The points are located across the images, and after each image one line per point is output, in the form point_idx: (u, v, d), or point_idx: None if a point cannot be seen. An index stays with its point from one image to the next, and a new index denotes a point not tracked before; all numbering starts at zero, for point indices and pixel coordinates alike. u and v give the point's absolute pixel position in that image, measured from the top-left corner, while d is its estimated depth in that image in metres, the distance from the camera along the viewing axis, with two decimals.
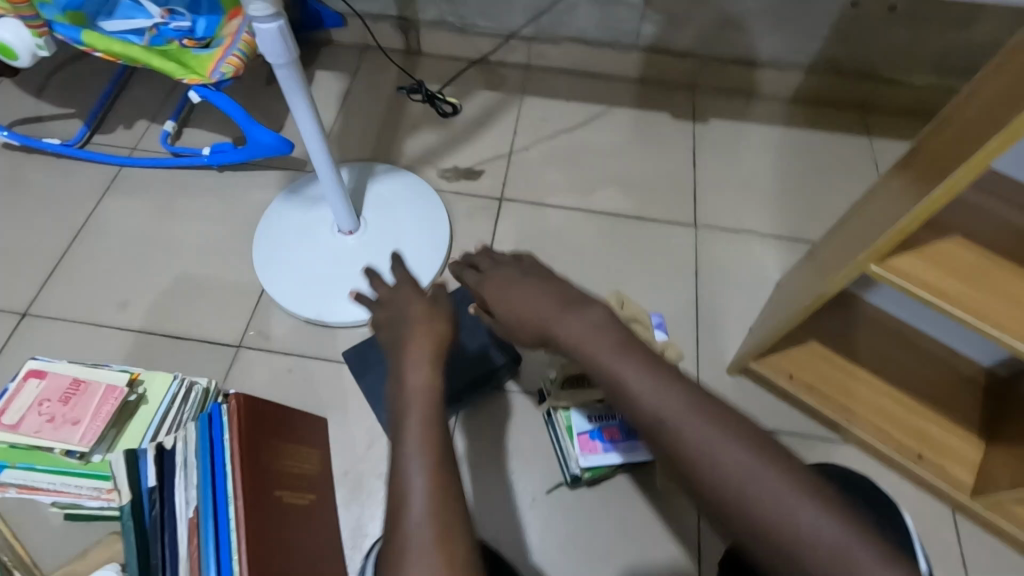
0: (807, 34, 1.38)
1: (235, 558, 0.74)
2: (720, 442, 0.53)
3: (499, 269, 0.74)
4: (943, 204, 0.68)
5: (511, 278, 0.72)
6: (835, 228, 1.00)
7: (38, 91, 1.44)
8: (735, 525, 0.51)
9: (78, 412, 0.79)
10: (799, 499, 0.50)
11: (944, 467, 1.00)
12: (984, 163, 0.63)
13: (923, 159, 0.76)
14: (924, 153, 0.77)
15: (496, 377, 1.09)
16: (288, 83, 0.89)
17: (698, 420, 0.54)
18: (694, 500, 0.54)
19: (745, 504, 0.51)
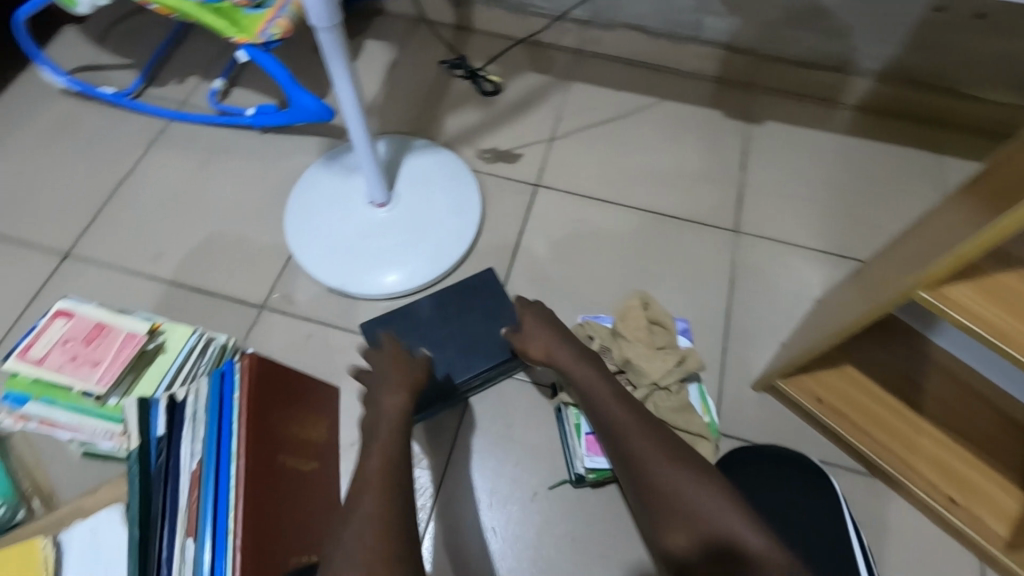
0: (882, 39, 1.28)
1: (231, 516, 0.74)
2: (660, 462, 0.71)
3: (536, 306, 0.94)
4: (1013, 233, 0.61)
5: (544, 316, 0.92)
6: (889, 248, 0.93)
7: (100, 39, 1.48)
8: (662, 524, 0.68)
9: (100, 353, 0.81)
10: (710, 506, 0.66)
11: (977, 514, 0.93)
12: None
13: (998, 181, 0.69)
14: (1000, 175, 0.70)
15: (508, 367, 1.08)
16: (330, 47, 0.88)
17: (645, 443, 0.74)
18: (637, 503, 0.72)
19: (669, 508, 0.68)
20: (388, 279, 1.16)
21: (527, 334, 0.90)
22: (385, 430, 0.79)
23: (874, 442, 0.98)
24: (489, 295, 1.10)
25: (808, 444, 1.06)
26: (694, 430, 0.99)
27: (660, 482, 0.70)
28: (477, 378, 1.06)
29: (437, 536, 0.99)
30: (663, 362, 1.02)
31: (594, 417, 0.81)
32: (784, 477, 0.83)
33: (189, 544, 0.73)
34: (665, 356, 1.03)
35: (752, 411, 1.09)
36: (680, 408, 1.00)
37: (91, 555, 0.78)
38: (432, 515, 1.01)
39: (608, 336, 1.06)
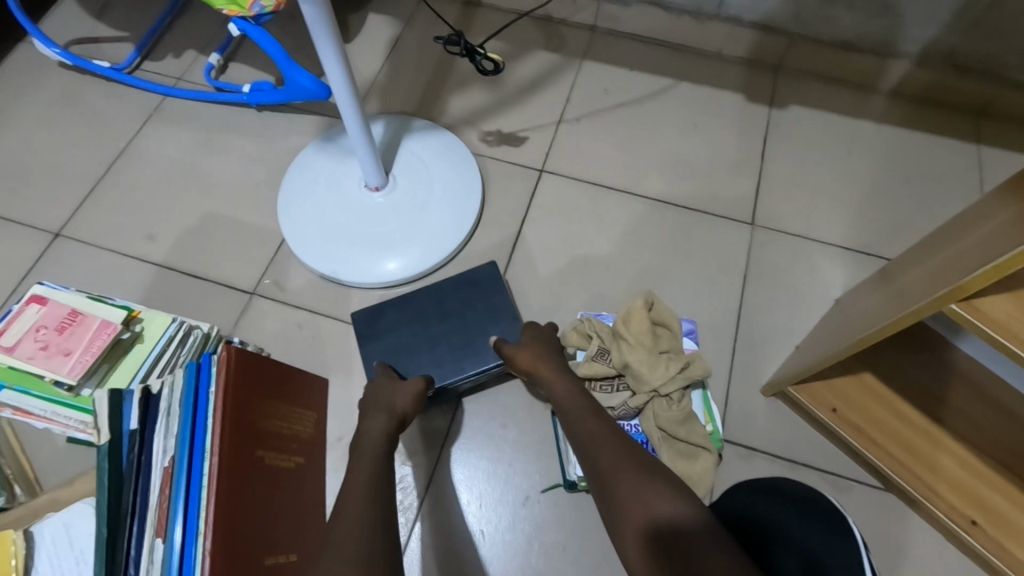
0: (923, 18, 1.18)
1: (202, 516, 0.72)
2: (630, 474, 0.72)
3: (529, 325, 0.98)
4: None
5: (534, 333, 0.96)
6: (921, 250, 0.84)
7: (98, 11, 1.43)
8: (627, 530, 0.67)
9: (71, 343, 0.80)
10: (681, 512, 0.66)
11: (1001, 541, 0.86)
12: None
13: None
14: None
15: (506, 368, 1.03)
16: (314, 21, 0.81)
17: (616, 456, 0.75)
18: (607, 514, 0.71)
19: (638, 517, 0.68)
20: (383, 268, 1.12)
21: (516, 346, 0.94)
22: (378, 450, 0.81)
23: (891, 458, 0.91)
24: (486, 291, 1.05)
25: (820, 454, 1.00)
26: (695, 441, 0.95)
27: (621, 488, 0.71)
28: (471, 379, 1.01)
29: (423, 537, 0.96)
30: (666, 369, 0.96)
31: (571, 434, 0.82)
32: (787, 502, 0.72)
33: (158, 545, 0.71)
34: (668, 362, 0.97)
35: (761, 417, 1.03)
36: (682, 419, 0.95)
37: (64, 552, 0.77)
38: (418, 515, 0.97)
39: (609, 336, 1.00)
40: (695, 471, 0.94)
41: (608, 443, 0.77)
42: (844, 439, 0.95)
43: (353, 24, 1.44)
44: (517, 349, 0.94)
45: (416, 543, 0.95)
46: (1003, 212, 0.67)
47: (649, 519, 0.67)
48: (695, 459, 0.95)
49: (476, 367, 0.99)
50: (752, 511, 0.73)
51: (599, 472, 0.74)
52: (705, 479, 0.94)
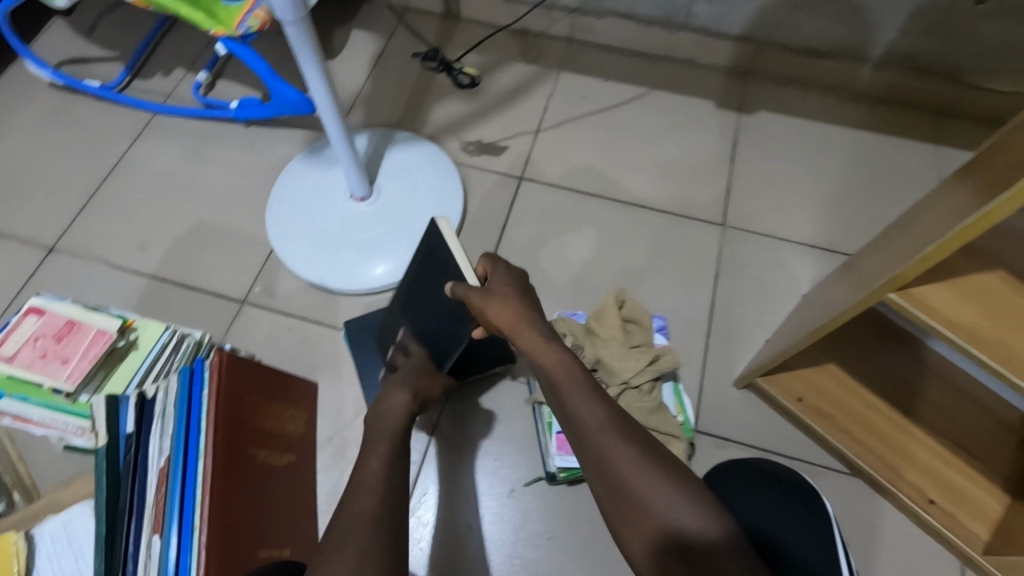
0: (879, 24, 1.24)
1: (197, 511, 0.75)
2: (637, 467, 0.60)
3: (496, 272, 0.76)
4: (979, 232, 0.60)
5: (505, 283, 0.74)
6: (880, 242, 0.88)
7: (88, 31, 1.47)
8: (637, 532, 0.58)
9: (68, 351, 0.84)
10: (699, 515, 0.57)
11: (955, 518, 0.92)
12: None
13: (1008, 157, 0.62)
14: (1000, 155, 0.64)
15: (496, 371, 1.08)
16: (297, 40, 0.86)
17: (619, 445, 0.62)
18: (609, 511, 0.61)
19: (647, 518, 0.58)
20: (370, 273, 1.16)
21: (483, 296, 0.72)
22: None
23: (855, 442, 0.97)
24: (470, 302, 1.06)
25: (791, 441, 1.04)
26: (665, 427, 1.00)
27: (628, 485, 0.60)
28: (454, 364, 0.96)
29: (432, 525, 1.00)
30: (636, 362, 1.01)
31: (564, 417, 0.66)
32: (777, 497, 0.75)
33: (155, 541, 0.74)
34: (639, 355, 1.02)
35: (734, 409, 1.07)
36: (654, 408, 0.99)
37: (64, 550, 0.80)
38: (417, 507, 1.01)
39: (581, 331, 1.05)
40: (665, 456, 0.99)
41: (608, 430, 0.63)
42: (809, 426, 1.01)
43: (336, 39, 1.49)
44: (494, 301, 0.71)
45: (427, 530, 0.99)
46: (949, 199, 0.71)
47: (646, 520, 0.58)
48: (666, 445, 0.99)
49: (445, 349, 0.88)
50: (748, 508, 0.75)
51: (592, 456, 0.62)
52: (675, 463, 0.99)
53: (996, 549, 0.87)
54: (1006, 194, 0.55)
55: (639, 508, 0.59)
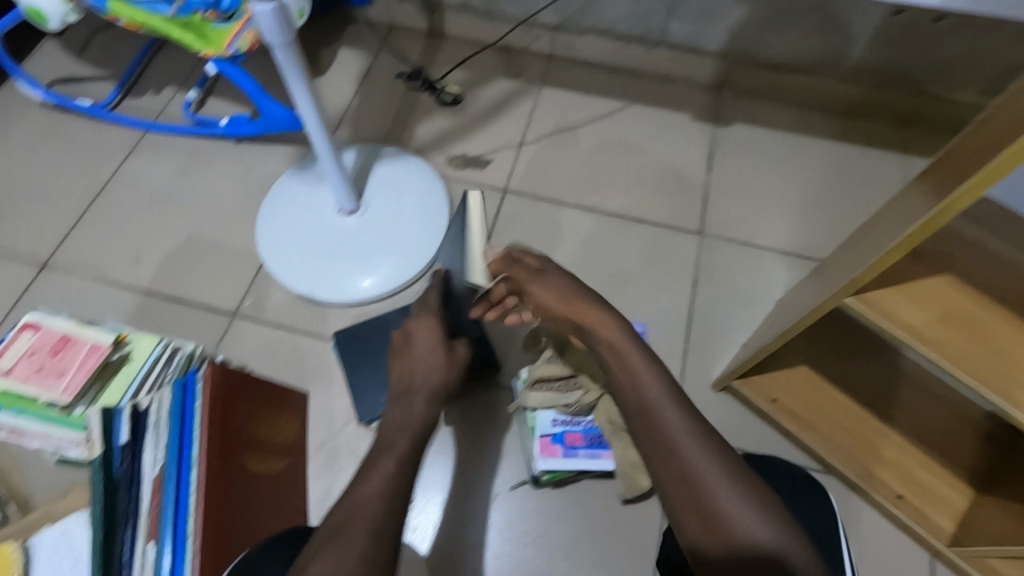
0: (844, 40, 1.31)
1: (191, 519, 0.78)
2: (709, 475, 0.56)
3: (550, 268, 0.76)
4: (920, 241, 0.66)
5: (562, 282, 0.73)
6: (847, 245, 0.92)
7: (78, 51, 1.50)
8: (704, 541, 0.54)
9: (64, 364, 0.86)
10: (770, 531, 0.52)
11: (924, 512, 0.96)
12: (964, 202, 0.62)
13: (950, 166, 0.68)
14: (944, 165, 0.70)
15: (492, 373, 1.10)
16: (286, 63, 0.89)
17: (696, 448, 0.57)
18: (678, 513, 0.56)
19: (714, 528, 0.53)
20: (359, 285, 1.19)
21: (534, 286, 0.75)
22: None
23: (827, 441, 1.01)
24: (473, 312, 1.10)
25: (768, 441, 1.08)
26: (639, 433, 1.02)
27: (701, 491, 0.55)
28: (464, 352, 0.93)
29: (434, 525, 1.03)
30: None
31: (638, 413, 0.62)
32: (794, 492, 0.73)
33: (151, 548, 0.78)
34: None
35: (713, 411, 1.11)
36: None
37: (62, 555, 0.85)
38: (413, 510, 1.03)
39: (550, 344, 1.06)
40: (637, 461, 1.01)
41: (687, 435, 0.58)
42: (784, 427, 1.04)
43: (323, 57, 1.53)
44: (540, 288, 0.74)
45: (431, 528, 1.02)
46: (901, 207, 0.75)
47: (715, 529, 0.53)
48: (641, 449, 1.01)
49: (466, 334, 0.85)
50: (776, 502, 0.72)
51: (657, 451, 0.58)
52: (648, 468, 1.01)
53: (963, 540, 0.91)
54: (939, 208, 0.63)
55: (705, 511, 0.54)
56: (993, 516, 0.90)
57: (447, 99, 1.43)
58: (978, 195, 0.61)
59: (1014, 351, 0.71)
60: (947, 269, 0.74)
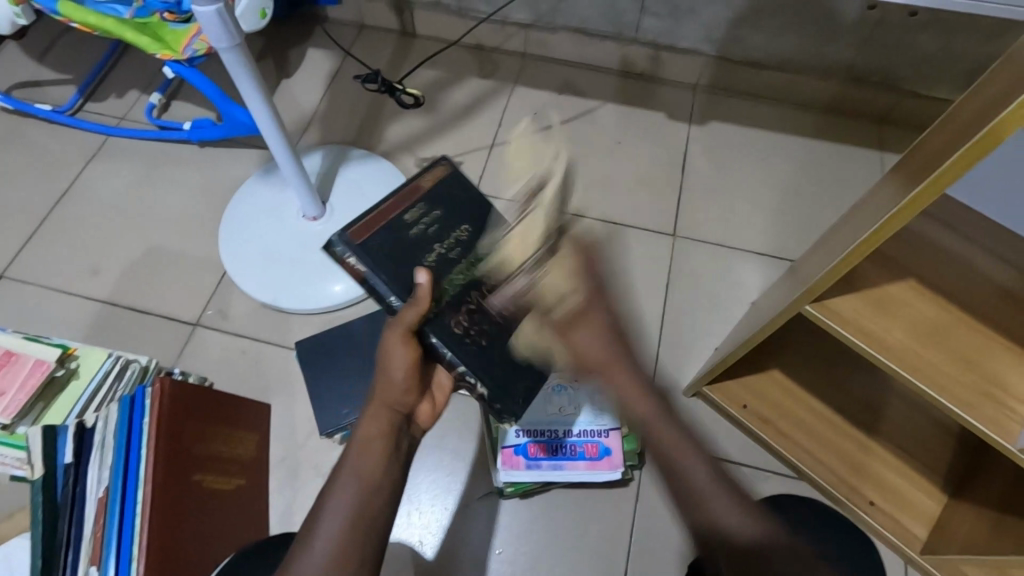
0: (820, 36, 1.29)
1: (136, 539, 0.76)
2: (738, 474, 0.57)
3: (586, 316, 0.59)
4: (876, 247, 0.64)
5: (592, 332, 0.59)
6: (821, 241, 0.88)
7: (41, 54, 1.47)
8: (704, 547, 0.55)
9: (5, 382, 0.84)
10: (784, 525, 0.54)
11: (896, 518, 0.94)
12: (920, 207, 0.59)
13: (913, 167, 0.65)
14: (908, 168, 0.68)
15: None
16: (234, 66, 0.86)
17: None
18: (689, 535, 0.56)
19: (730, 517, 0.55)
20: (323, 293, 1.16)
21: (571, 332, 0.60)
22: None
23: (798, 446, 1.00)
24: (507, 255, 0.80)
25: (740, 448, 1.06)
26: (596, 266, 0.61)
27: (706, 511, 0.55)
28: (477, 328, 0.72)
29: (412, 531, 1.00)
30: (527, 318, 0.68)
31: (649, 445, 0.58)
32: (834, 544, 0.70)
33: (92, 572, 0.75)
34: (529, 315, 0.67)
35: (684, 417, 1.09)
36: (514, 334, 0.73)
37: None
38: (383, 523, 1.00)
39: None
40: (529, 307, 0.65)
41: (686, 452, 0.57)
42: (755, 433, 1.03)
43: (292, 58, 1.49)
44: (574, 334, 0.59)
45: (406, 536, 1.00)
46: (865, 209, 0.73)
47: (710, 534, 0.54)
48: (556, 265, 0.61)
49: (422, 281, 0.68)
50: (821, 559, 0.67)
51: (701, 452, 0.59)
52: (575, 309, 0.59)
53: (934, 549, 0.90)
54: (895, 211, 0.60)
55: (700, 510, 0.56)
56: (964, 523, 0.88)
57: (410, 103, 1.42)
58: (933, 200, 0.58)
59: (978, 359, 0.69)
60: (910, 273, 0.72)
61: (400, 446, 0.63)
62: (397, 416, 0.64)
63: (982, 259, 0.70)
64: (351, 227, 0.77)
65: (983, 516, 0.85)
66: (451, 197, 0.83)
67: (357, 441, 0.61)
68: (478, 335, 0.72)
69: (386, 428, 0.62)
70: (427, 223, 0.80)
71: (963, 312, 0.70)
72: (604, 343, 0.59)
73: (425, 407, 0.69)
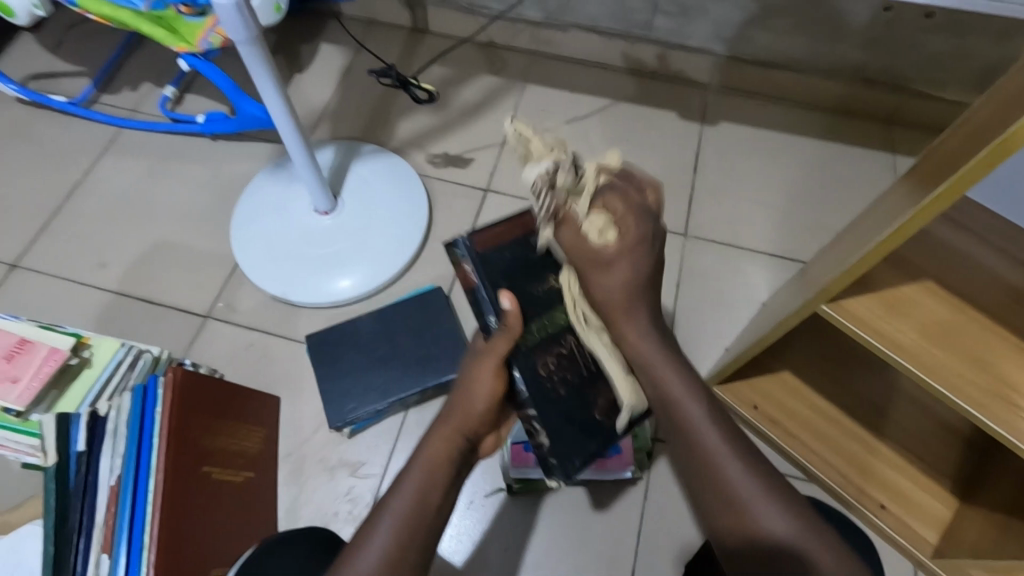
0: (833, 37, 1.28)
1: (148, 528, 0.77)
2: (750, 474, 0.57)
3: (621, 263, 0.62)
4: (893, 249, 0.64)
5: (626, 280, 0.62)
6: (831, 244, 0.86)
7: (55, 46, 1.48)
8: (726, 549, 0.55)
9: (18, 370, 0.85)
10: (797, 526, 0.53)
11: (907, 522, 0.94)
12: (938, 209, 0.59)
13: (929, 169, 0.65)
14: (924, 169, 0.67)
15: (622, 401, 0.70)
16: (250, 59, 0.86)
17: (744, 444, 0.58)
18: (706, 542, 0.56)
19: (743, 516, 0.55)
20: (334, 288, 1.16)
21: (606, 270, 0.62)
22: None
23: (808, 449, 0.99)
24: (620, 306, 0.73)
25: None
26: (626, 179, 0.65)
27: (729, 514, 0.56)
28: (560, 374, 0.68)
29: None
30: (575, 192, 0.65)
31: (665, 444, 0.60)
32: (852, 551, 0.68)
33: (104, 560, 0.76)
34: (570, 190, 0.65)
35: None
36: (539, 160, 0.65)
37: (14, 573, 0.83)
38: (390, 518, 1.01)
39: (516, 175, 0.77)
40: (570, 233, 0.63)
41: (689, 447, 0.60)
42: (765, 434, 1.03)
43: (303, 53, 1.50)
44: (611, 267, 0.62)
45: None
46: (879, 210, 0.73)
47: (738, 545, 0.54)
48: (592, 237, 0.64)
49: (508, 305, 0.67)
50: None
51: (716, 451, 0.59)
52: (620, 206, 0.63)
53: (944, 553, 0.89)
54: (913, 212, 0.59)
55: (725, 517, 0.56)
56: (975, 528, 0.87)
57: (422, 96, 1.41)
58: (951, 202, 0.58)
59: (993, 361, 0.68)
60: (925, 275, 0.71)
61: (459, 474, 0.63)
62: (466, 444, 0.64)
63: (999, 261, 0.69)
64: (478, 232, 0.73)
65: (990, 520, 0.86)
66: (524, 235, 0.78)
67: (421, 459, 0.62)
68: (558, 384, 0.68)
69: (452, 455, 0.62)
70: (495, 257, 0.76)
71: (980, 314, 0.69)
72: (633, 284, 0.63)
73: (489, 440, 0.70)
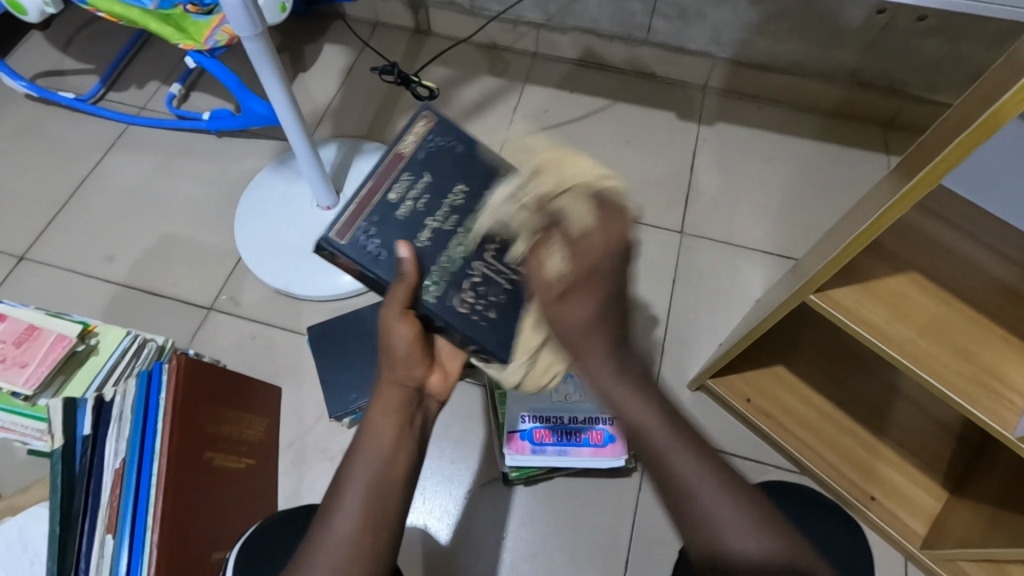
0: (828, 41, 1.30)
1: (151, 511, 0.79)
2: None
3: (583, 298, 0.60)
4: (874, 238, 0.66)
5: (587, 315, 0.59)
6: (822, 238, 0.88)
7: (64, 44, 1.51)
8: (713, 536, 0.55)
9: (27, 356, 0.86)
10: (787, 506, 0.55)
11: (896, 514, 0.95)
12: (914, 198, 0.61)
13: (914, 160, 0.67)
14: (910, 161, 0.68)
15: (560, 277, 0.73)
16: (256, 55, 0.89)
17: None
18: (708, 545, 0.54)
19: None
20: (335, 282, 1.18)
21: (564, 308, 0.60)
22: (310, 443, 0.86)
23: (798, 440, 1.01)
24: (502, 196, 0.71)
25: (742, 443, 1.07)
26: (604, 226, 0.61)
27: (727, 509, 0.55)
28: (482, 302, 0.69)
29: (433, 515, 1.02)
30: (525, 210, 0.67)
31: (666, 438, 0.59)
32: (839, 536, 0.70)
33: (108, 541, 0.77)
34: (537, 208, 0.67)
35: (687, 412, 1.10)
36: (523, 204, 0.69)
37: (19, 554, 0.85)
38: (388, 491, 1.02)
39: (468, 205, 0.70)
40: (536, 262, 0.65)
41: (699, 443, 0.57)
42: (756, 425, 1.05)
43: (307, 53, 1.52)
44: (569, 309, 0.60)
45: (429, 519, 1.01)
46: (865, 205, 0.75)
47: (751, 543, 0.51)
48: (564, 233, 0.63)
49: (406, 255, 0.66)
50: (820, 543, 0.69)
51: None
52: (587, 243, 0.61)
53: (933, 544, 0.91)
54: (892, 201, 0.62)
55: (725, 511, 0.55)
56: (962, 519, 0.89)
57: (425, 93, 1.44)
58: (929, 190, 0.60)
59: (976, 351, 0.70)
60: (911, 267, 0.73)
61: (414, 420, 0.62)
62: (407, 392, 0.63)
63: (982, 255, 0.71)
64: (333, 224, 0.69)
65: (980, 512, 0.86)
66: (440, 162, 0.73)
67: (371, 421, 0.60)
68: (485, 309, 0.69)
69: (401, 405, 0.62)
70: (416, 197, 0.71)
71: (962, 304, 0.71)
72: (595, 315, 0.60)
73: (436, 378, 0.67)
